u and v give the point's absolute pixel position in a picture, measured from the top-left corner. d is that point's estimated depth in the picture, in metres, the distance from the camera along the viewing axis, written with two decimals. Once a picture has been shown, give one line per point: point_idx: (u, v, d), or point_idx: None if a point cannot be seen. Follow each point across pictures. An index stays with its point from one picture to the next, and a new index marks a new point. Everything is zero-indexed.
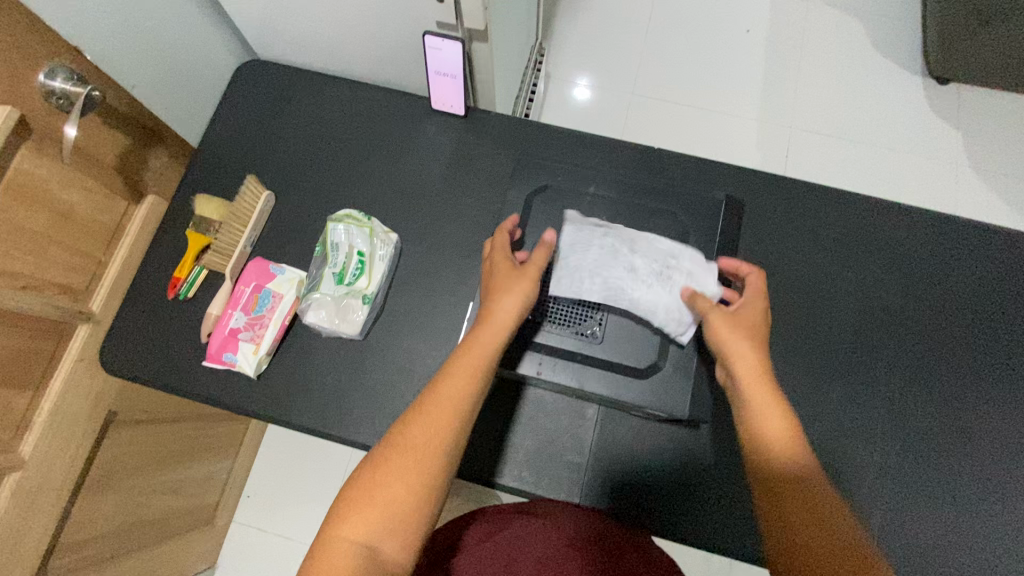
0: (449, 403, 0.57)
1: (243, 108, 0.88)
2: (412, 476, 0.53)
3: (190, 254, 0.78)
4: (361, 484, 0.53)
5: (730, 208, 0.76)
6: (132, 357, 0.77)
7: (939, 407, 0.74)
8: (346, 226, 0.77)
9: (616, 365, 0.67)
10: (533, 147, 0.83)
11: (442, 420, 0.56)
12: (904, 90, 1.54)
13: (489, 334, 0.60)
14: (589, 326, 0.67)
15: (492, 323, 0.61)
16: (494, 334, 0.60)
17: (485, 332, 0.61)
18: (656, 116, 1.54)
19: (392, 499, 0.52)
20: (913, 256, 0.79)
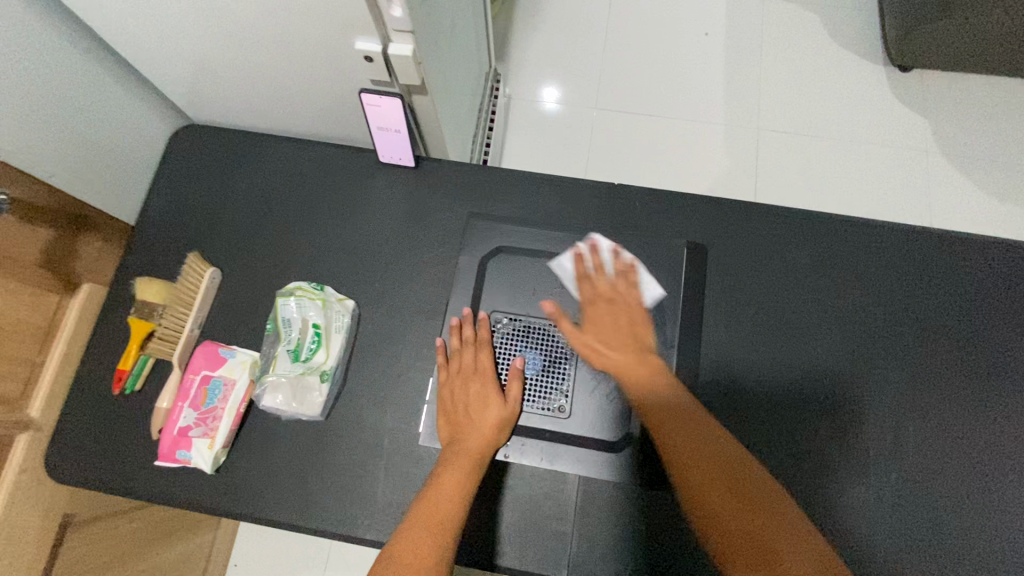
0: (450, 500, 0.59)
1: (181, 179, 0.83)
2: None
3: (134, 343, 0.73)
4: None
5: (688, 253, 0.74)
6: (81, 461, 0.72)
7: (930, 433, 0.71)
8: (297, 299, 0.72)
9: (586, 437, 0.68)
10: (489, 193, 0.79)
11: (442, 526, 0.57)
12: (867, 80, 1.53)
13: (475, 445, 0.64)
14: (556, 401, 0.69)
15: (477, 434, 0.65)
16: (480, 438, 0.65)
17: (472, 444, 0.64)
18: (621, 128, 1.51)
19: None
20: (889, 271, 0.76)
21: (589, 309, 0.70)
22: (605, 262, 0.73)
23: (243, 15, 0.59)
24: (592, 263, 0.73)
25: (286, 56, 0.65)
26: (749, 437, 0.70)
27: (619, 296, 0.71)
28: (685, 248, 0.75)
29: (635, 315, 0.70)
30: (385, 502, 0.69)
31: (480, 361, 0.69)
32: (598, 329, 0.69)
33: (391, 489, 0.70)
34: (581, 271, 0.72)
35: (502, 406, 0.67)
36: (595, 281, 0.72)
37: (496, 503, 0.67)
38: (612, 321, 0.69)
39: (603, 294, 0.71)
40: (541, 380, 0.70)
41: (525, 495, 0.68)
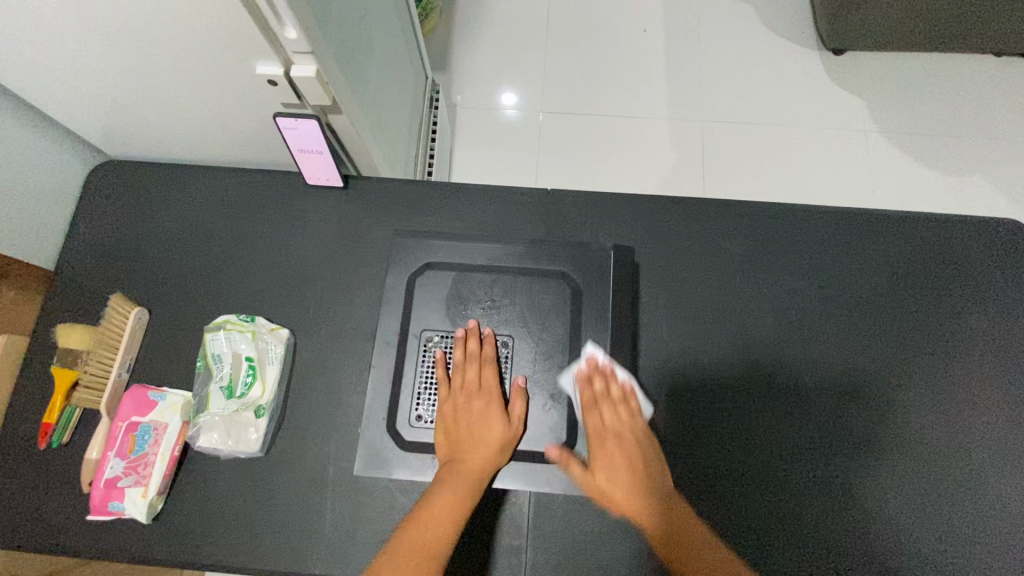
0: (438, 524, 0.58)
1: (103, 218, 0.80)
2: None
3: (58, 395, 0.70)
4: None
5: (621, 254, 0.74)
6: (9, 522, 0.68)
7: (874, 411, 0.72)
8: (227, 333, 0.70)
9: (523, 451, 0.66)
10: (422, 209, 0.78)
11: (428, 551, 0.57)
12: (804, 66, 1.56)
13: (475, 463, 0.63)
14: None
15: (480, 450, 0.63)
16: (479, 459, 0.63)
17: (472, 461, 0.63)
18: (568, 129, 1.51)
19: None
20: (821, 255, 0.78)
21: (600, 442, 0.65)
22: (618, 394, 0.68)
23: (137, 47, 0.57)
24: (602, 387, 0.67)
25: (192, 86, 0.63)
26: (695, 431, 0.70)
27: (606, 413, 0.67)
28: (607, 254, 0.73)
29: (639, 442, 0.66)
30: (335, 535, 0.67)
31: (484, 377, 0.67)
32: (607, 464, 0.64)
33: (339, 520, 0.68)
34: (587, 377, 0.67)
35: (504, 425, 0.65)
36: (603, 410, 0.67)
37: None
38: (623, 459, 0.65)
39: (610, 428, 0.66)
40: None
41: (475, 512, 0.67)
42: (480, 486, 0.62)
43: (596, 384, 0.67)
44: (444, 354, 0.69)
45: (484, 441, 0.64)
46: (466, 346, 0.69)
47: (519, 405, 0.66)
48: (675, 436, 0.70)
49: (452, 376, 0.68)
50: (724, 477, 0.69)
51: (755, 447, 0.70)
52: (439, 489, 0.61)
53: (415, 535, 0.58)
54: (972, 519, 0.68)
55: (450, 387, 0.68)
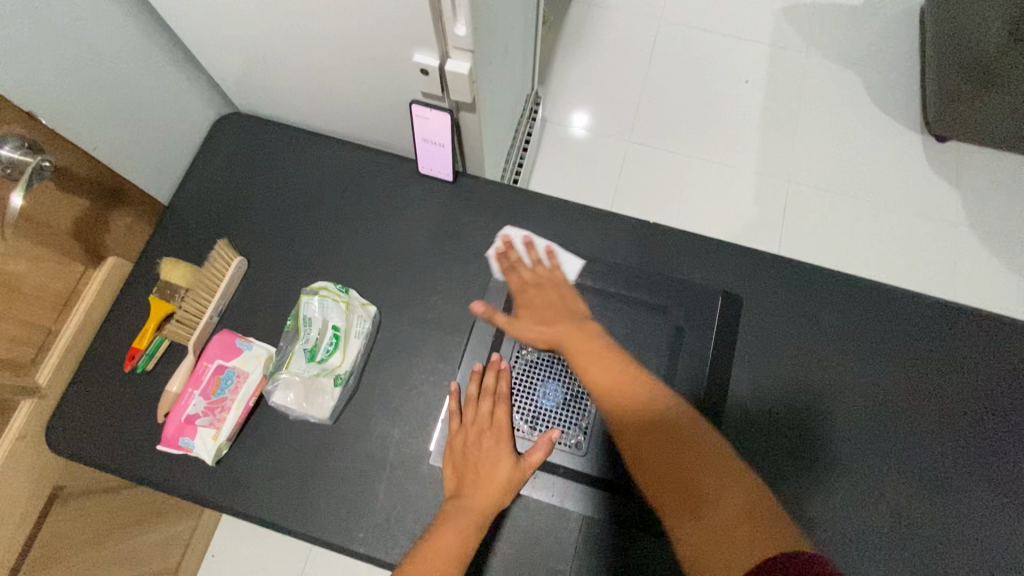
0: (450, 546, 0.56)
1: (219, 165, 0.84)
2: None
3: (152, 322, 0.73)
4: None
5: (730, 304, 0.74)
6: (83, 434, 0.71)
7: (956, 526, 0.67)
8: (321, 299, 0.72)
9: (594, 478, 0.66)
10: (524, 217, 0.79)
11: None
12: (903, 146, 1.53)
13: (483, 494, 0.60)
14: (575, 436, 0.67)
15: (485, 484, 0.61)
16: (483, 497, 0.60)
17: (480, 492, 0.60)
18: (652, 163, 1.51)
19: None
20: (922, 342, 0.74)
21: (523, 292, 0.70)
22: (537, 257, 0.74)
23: (306, 15, 0.59)
24: (521, 258, 0.74)
25: (342, 59, 0.66)
26: None
27: (547, 284, 0.71)
28: (718, 297, 0.73)
29: (561, 287, 0.70)
30: (382, 517, 0.68)
31: (495, 415, 0.65)
32: (526, 306, 0.69)
33: (390, 503, 0.68)
34: (505, 262, 0.73)
35: (510, 466, 0.61)
36: (522, 271, 0.72)
37: (495, 535, 0.65)
38: (550, 304, 0.68)
39: (527, 280, 0.71)
40: (563, 412, 0.68)
41: (530, 529, 0.66)
42: (485, 523, 0.59)
43: (516, 254, 0.74)
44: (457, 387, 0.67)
45: (491, 478, 0.61)
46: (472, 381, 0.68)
47: (536, 458, 0.61)
48: None
49: (462, 410, 0.66)
50: None
51: (821, 531, 0.66)
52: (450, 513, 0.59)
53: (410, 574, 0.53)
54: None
55: (461, 422, 0.66)
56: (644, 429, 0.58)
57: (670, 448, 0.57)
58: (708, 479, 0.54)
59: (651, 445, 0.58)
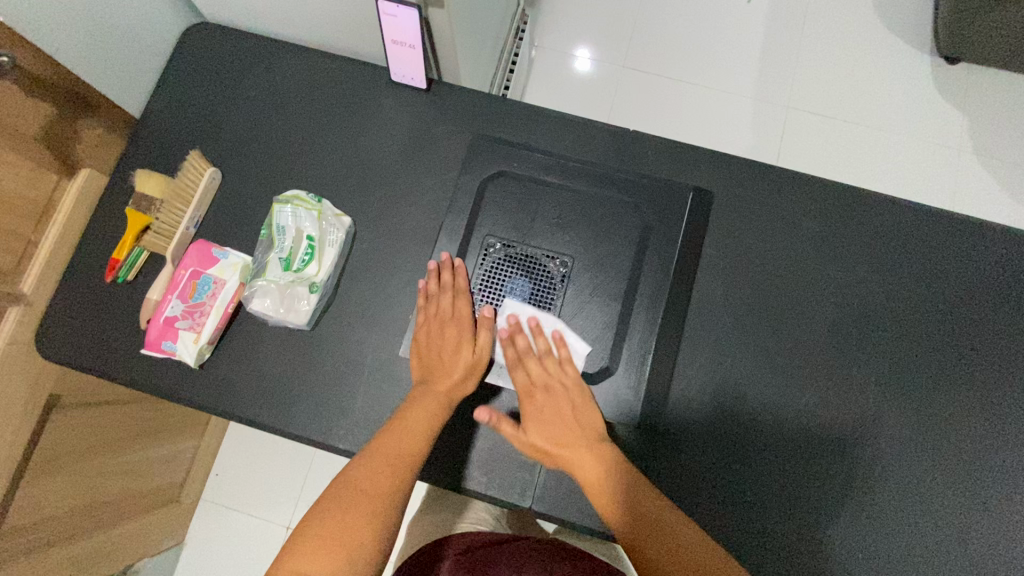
0: (417, 427, 0.60)
1: (189, 77, 0.81)
2: (372, 497, 0.54)
3: (129, 234, 0.73)
4: (320, 533, 0.50)
5: (707, 209, 0.73)
6: (72, 341, 0.73)
7: (917, 421, 0.69)
8: (293, 208, 0.72)
9: None
10: (499, 124, 0.78)
11: (405, 459, 0.58)
12: (910, 70, 1.46)
13: (445, 382, 0.64)
14: (540, 327, 0.68)
15: (445, 372, 0.64)
16: (445, 385, 0.64)
17: (442, 381, 0.64)
18: (648, 88, 1.46)
19: (363, 538, 0.51)
20: (895, 249, 0.74)
21: (531, 397, 0.65)
22: (547, 345, 0.66)
23: None
24: (530, 345, 0.66)
25: None
26: (726, 396, 0.69)
27: (556, 387, 0.65)
28: (689, 192, 0.72)
29: (572, 398, 0.64)
30: (363, 417, 0.70)
31: (458, 307, 0.67)
32: (538, 416, 0.64)
33: (370, 403, 0.70)
34: (515, 355, 0.66)
35: (470, 353, 0.65)
36: (531, 361, 0.66)
37: (470, 430, 0.68)
38: (556, 415, 0.64)
39: (537, 382, 0.65)
40: (528, 306, 0.69)
41: (503, 422, 0.68)
42: (450, 404, 0.64)
43: (523, 339, 0.66)
44: (422, 285, 0.68)
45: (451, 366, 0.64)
46: (433, 276, 0.68)
47: (483, 342, 0.66)
48: (708, 394, 0.69)
49: (426, 306, 0.68)
50: (748, 453, 0.67)
51: (782, 427, 0.68)
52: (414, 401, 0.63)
53: (391, 444, 0.58)
54: (995, 548, 0.66)
55: (426, 317, 0.68)
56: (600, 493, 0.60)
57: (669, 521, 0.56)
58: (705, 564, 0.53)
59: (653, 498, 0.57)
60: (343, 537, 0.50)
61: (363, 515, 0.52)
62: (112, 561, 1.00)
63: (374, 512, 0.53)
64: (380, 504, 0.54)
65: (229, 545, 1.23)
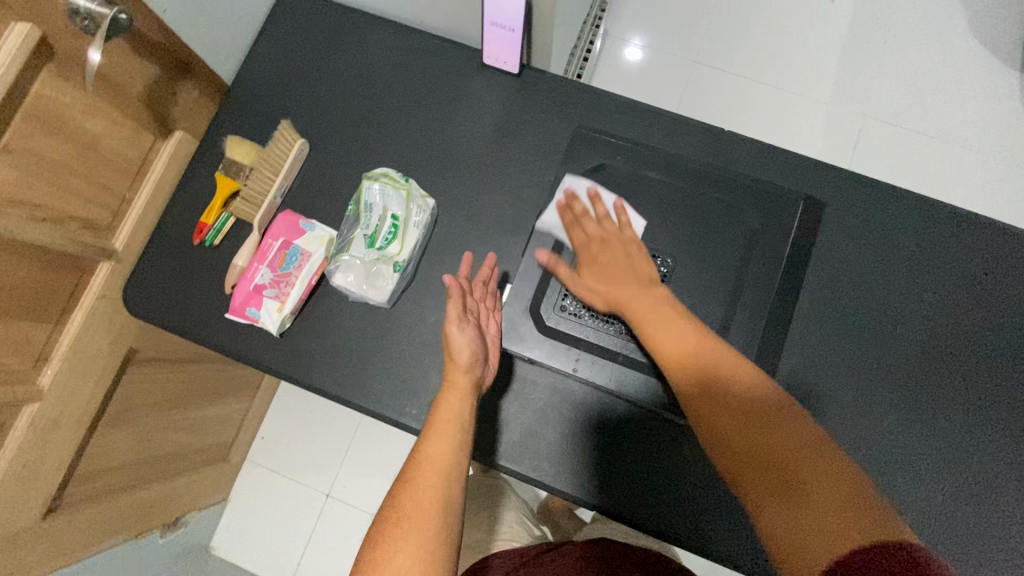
0: (448, 417, 0.58)
1: (281, 46, 0.82)
2: (426, 506, 0.50)
3: (218, 199, 0.75)
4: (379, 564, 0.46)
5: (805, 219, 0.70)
6: (157, 300, 0.75)
7: (1008, 458, 0.66)
8: (381, 185, 0.72)
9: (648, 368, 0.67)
10: (589, 116, 0.76)
11: (446, 455, 0.54)
12: (999, 86, 1.39)
13: (460, 372, 0.62)
14: None
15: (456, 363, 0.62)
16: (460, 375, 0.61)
17: (457, 371, 0.62)
18: (718, 86, 1.42)
19: (424, 553, 0.47)
20: (997, 276, 0.70)
21: (587, 248, 0.67)
22: (603, 211, 0.68)
23: None
24: (585, 210, 0.68)
25: None
26: (807, 413, 0.67)
27: (590, 309, 0.65)
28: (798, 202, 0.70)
29: (629, 247, 0.66)
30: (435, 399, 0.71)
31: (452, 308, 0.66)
32: (593, 265, 0.65)
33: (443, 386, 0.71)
34: (569, 217, 0.69)
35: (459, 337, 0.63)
36: (585, 224, 0.68)
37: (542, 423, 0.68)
38: (618, 262, 0.65)
39: (594, 237, 0.67)
40: None
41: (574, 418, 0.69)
42: (471, 392, 0.61)
43: (581, 203, 0.69)
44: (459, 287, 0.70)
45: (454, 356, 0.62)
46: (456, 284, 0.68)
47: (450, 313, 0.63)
48: None
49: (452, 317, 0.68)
50: None
51: (863, 449, 0.66)
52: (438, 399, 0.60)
53: (427, 445, 0.55)
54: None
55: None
56: (693, 362, 0.56)
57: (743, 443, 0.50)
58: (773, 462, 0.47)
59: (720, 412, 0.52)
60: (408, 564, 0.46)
61: (417, 526, 0.48)
62: (166, 510, 1.05)
63: (426, 522, 0.49)
64: (432, 517, 0.49)
65: (270, 507, 1.27)
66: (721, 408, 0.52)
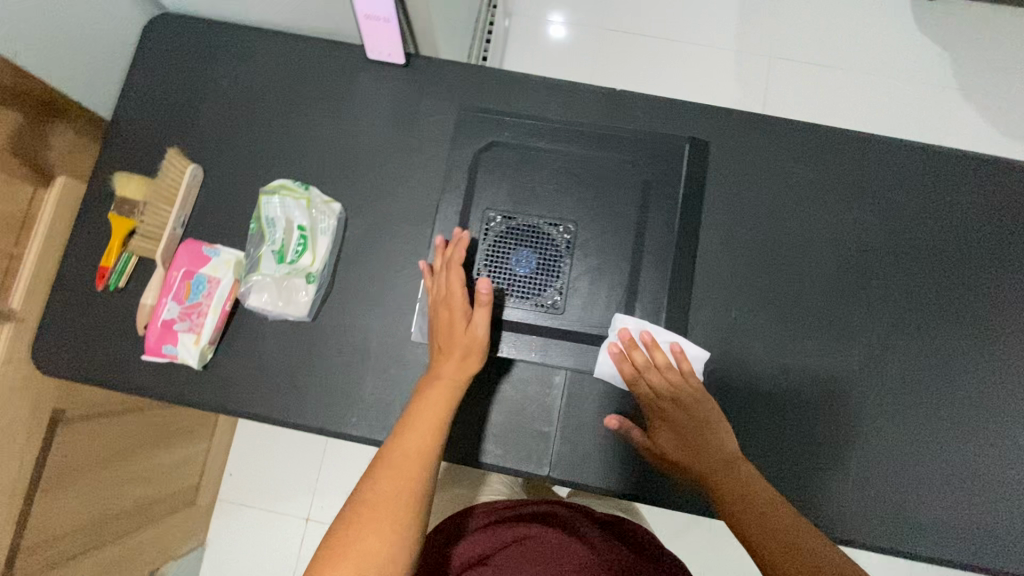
0: (436, 410, 0.59)
1: (157, 71, 0.78)
2: (400, 493, 0.53)
3: (116, 239, 0.71)
4: (348, 537, 0.50)
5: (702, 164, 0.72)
6: (69, 355, 0.72)
7: (920, 358, 0.70)
8: (281, 198, 0.71)
9: (569, 334, 0.68)
10: (482, 94, 0.76)
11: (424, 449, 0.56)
12: (890, 8, 1.44)
13: (454, 364, 0.62)
14: (549, 296, 0.68)
15: (453, 349, 0.63)
16: (451, 364, 0.62)
17: (451, 362, 0.62)
18: (627, 49, 1.43)
19: (388, 537, 0.51)
20: (890, 189, 0.73)
21: (661, 406, 0.63)
22: (664, 360, 0.62)
23: None
24: (645, 360, 0.62)
25: None
26: (733, 348, 0.69)
27: (661, 395, 0.62)
28: (685, 143, 0.72)
29: (671, 404, 0.63)
30: (373, 403, 0.70)
31: (451, 285, 0.64)
32: (666, 419, 0.63)
33: (379, 389, 0.70)
34: (630, 371, 0.63)
35: (470, 322, 0.63)
36: (653, 377, 0.62)
37: (482, 405, 0.68)
38: (683, 423, 0.63)
39: (665, 395, 0.62)
40: (534, 277, 0.68)
41: (509, 395, 0.68)
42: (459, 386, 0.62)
43: (637, 353, 0.62)
44: (426, 266, 0.68)
45: (456, 336, 0.62)
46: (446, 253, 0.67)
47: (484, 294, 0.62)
48: (716, 348, 0.69)
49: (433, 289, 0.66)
50: (758, 403, 0.68)
51: (789, 373, 0.69)
52: (427, 385, 0.61)
53: (407, 440, 0.57)
54: (998, 474, 0.67)
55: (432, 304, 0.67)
56: (696, 468, 0.62)
57: (740, 489, 0.59)
58: (754, 510, 0.57)
59: (723, 471, 0.61)
60: (376, 544, 0.50)
61: (387, 516, 0.51)
62: (134, 566, 1.01)
63: (396, 511, 0.52)
64: (404, 507, 0.52)
65: (250, 542, 1.24)
66: (725, 471, 0.61)
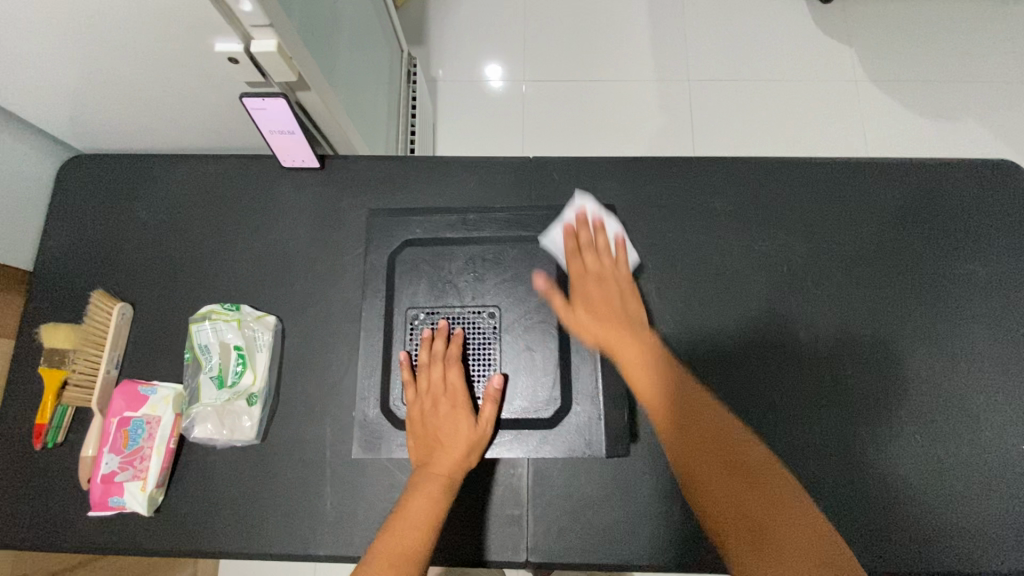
0: (427, 511, 0.58)
1: (76, 216, 0.78)
2: None
3: (48, 394, 0.69)
4: None
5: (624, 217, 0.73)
6: (11, 523, 0.69)
7: (873, 369, 0.70)
8: (213, 323, 0.70)
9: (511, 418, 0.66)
10: (401, 184, 0.77)
11: (408, 554, 0.55)
12: (793, 19, 1.51)
13: (449, 461, 0.62)
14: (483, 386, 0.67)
15: (447, 449, 0.62)
16: (447, 462, 0.62)
17: (446, 459, 0.62)
18: (553, 96, 1.47)
19: None
20: (811, 207, 0.75)
21: (583, 280, 0.69)
22: (606, 244, 0.71)
23: (99, 50, 0.53)
24: (591, 238, 0.71)
25: (158, 80, 0.60)
26: None
27: (609, 276, 0.69)
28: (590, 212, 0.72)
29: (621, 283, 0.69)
30: (336, 516, 0.67)
31: (449, 378, 0.65)
32: (587, 301, 0.67)
33: (340, 500, 0.68)
34: (574, 245, 0.70)
35: (467, 421, 0.63)
36: (586, 257, 0.70)
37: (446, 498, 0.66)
38: (602, 296, 0.68)
39: (589, 271, 0.69)
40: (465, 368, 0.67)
41: (472, 483, 0.66)
42: (454, 485, 0.61)
43: (586, 232, 0.71)
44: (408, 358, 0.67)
45: (447, 439, 0.63)
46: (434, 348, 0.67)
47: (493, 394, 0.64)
48: None
49: (417, 382, 0.66)
50: None
51: (748, 407, 0.68)
52: (420, 482, 0.61)
53: (400, 537, 0.56)
54: (975, 472, 0.67)
55: (416, 392, 0.66)
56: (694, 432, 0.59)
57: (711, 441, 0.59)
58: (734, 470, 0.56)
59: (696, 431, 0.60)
60: None
61: None
62: None
63: None
64: None
65: None
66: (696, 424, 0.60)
